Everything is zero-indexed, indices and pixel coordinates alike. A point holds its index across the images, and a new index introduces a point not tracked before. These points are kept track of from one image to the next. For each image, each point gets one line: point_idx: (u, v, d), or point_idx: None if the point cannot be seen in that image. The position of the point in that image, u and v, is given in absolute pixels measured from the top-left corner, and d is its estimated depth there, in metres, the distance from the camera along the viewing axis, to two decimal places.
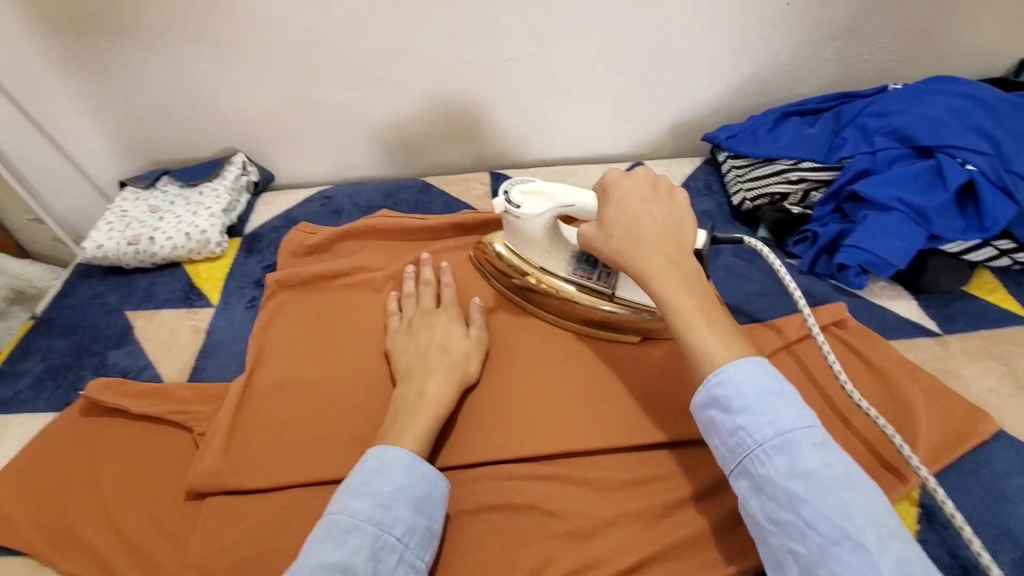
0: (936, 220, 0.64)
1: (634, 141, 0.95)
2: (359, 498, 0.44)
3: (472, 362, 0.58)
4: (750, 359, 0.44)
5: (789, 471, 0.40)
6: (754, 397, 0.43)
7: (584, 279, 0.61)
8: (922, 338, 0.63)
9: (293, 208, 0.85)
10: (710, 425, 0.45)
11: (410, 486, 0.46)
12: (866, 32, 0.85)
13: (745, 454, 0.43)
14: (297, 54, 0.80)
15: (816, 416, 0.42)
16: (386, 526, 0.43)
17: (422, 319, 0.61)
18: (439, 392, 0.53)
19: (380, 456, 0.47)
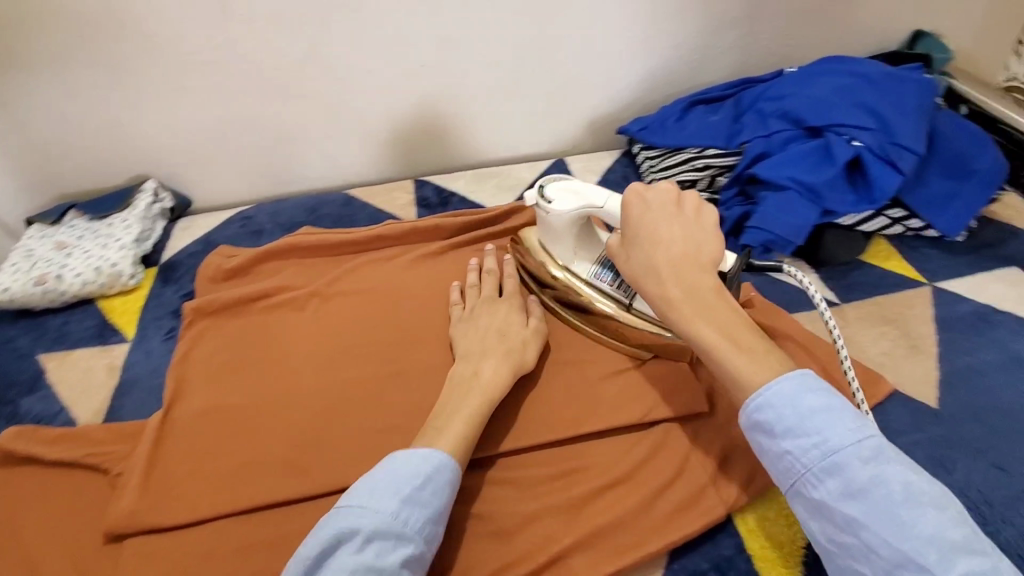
0: (828, 195, 0.67)
1: (556, 138, 0.96)
2: (408, 506, 0.43)
3: (529, 351, 0.57)
4: (788, 378, 0.44)
5: (843, 494, 0.40)
6: (798, 418, 0.42)
7: (606, 285, 0.59)
8: (821, 308, 0.66)
9: (212, 232, 0.83)
10: (758, 448, 0.45)
11: (446, 500, 0.46)
12: (762, 19, 0.89)
13: (797, 477, 0.43)
14: (200, 75, 0.79)
15: (868, 427, 0.41)
16: (428, 539, 0.43)
17: (484, 306, 0.61)
18: (493, 375, 0.54)
19: (444, 465, 0.46)
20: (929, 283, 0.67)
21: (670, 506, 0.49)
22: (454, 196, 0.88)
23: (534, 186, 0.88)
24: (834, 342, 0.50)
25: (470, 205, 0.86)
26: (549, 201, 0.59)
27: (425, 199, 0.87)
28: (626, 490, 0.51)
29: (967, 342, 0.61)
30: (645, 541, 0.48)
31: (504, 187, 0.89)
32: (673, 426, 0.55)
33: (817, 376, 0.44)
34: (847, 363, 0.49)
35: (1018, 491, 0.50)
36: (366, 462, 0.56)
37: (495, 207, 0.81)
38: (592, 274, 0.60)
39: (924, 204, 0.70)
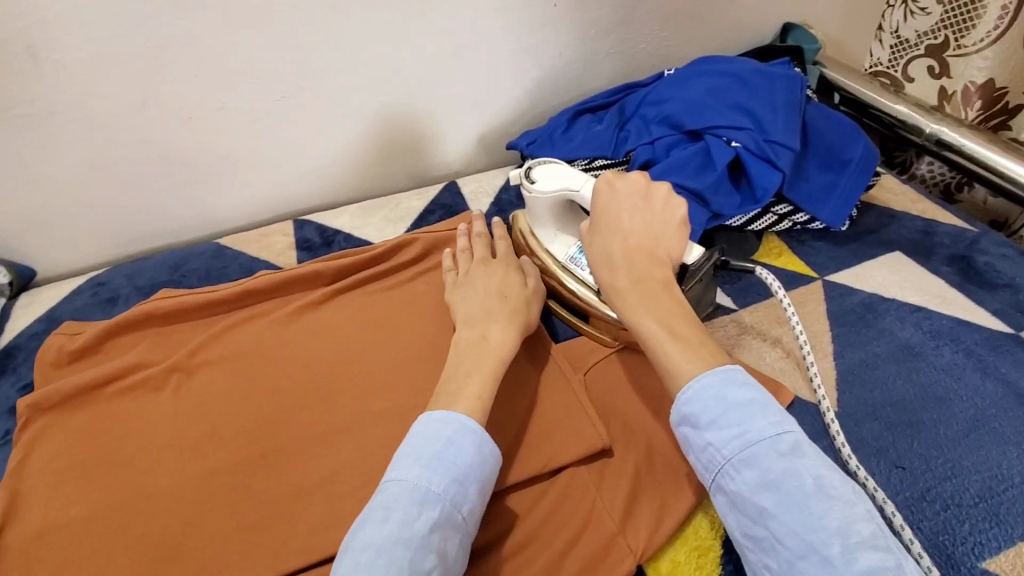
0: (714, 199, 0.66)
1: (447, 159, 0.91)
2: (432, 469, 0.43)
3: (530, 309, 0.60)
4: (714, 373, 0.45)
5: (758, 485, 0.42)
6: (721, 411, 0.44)
7: (578, 266, 0.63)
8: (720, 315, 0.64)
9: (57, 306, 0.73)
10: (684, 441, 0.47)
11: (478, 461, 0.45)
12: (637, 22, 0.88)
13: (717, 469, 0.44)
14: (12, 130, 0.68)
15: (787, 423, 0.43)
16: (457, 502, 0.43)
17: (480, 268, 0.63)
18: (501, 337, 0.54)
19: (466, 427, 0.46)
20: (819, 278, 0.67)
21: (575, 564, 0.46)
22: (339, 233, 0.81)
23: (425, 214, 0.83)
24: (793, 324, 0.56)
25: (356, 241, 0.80)
26: (533, 181, 0.64)
27: (306, 241, 0.80)
28: (529, 552, 0.47)
29: (860, 335, 0.61)
30: None
31: (393, 218, 0.83)
32: (576, 470, 0.51)
33: (746, 372, 0.46)
34: (801, 340, 0.56)
35: (920, 490, 0.49)
36: (240, 563, 0.49)
37: (383, 242, 0.75)
38: (571, 252, 0.65)
39: (807, 198, 0.70)
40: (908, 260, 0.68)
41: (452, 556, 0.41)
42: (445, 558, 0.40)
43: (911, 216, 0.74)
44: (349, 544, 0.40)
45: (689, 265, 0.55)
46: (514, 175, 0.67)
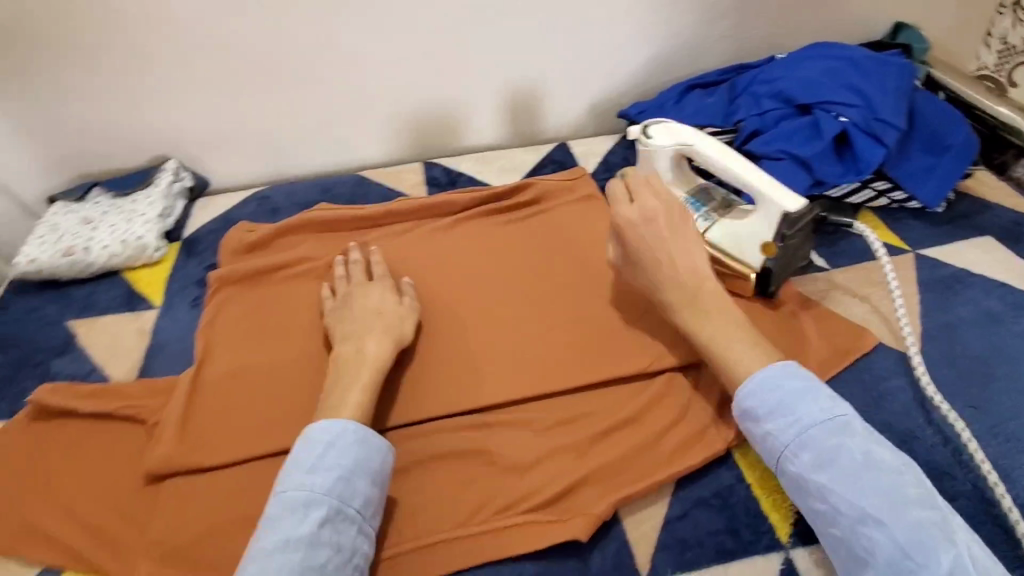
0: (819, 167, 0.73)
1: (559, 124, 1.01)
2: (321, 473, 0.46)
3: (407, 323, 0.61)
4: (769, 368, 0.50)
5: (816, 466, 0.46)
6: (777, 402, 0.49)
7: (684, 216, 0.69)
8: (813, 272, 0.70)
9: (231, 211, 0.87)
10: (747, 433, 0.51)
11: (365, 461, 0.48)
12: (751, 10, 0.94)
13: (778, 455, 0.48)
14: (219, 58, 0.82)
15: (838, 408, 0.47)
16: (346, 497, 0.46)
17: (358, 290, 0.63)
18: (378, 348, 0.56)
19: (352, 433, 0.49)
20: (911, 250, 0.72)
21: (677, 440, 0.53)
22: (462, 176, 0.91)
23: (538, 167, 0.92)
24: (888, 277, 0.62)
25: (477, 184, 0.90)
26: (648, 137, 0.71)
27: (434, 179, 0.91)
28: (632, 430, 0.55)
29: (946, 300, 0.65)
30: (650, 474, 0.51)
31: (510, 168, 0.93)
32: (674, 374, 0.59)
33: (797, 366, 0.51)
34: (895, 290, 0.61)
35: (989, 426, 0.55)
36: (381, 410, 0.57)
37: (499, 186, 0.83)
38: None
39: (907, 176, 0.75)
40: (999, 246, 0.72)
41: (349, 547, 0.45)
42: (338, 551, 0.44)
43: (1008, 206, 0.77)
44: (252, 548, 0.43)
45: (792, 213, 0.61)
46: (632, 130, 0.74)
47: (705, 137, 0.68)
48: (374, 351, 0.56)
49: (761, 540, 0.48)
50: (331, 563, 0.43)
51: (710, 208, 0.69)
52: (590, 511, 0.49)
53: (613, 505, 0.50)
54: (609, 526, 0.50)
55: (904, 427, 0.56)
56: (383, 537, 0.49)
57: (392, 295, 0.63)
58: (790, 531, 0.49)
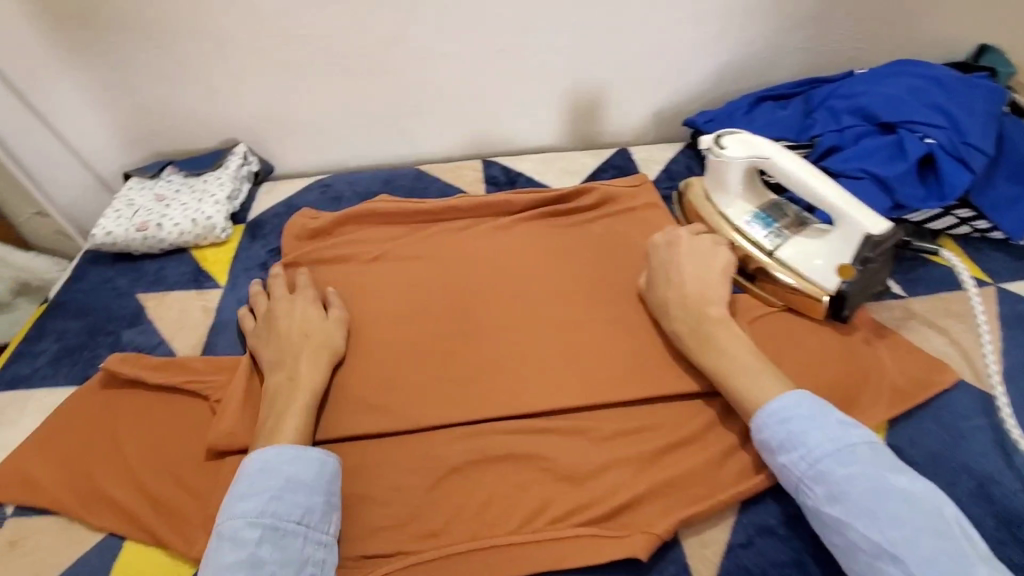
0: (900, 189, 0.69)
1: (620, 130, 1.00)
2: (253, 497, 0.46)
3: (337, 336, 0.61)
4: (778, 399, 0.50)
5: (830, 499, 0.45)
6: (787, 434, 0.48)
7: (754, 231, 0.67)
8: (889, 299, 0.67)
9: (294, 197, 0.89)
10: (765, 464, 0.51)
11: (296, 475, 0.47)
12: (831, 23, 0.91)
13: (795, 488, 0.48)
14: (293, 46, 0.83)
15: (849, 437, 0.46)
16: (282, 514, 0.45)
17: (280, 307, 0.62)
18: (309, 370, 0.57)
19: (277, 453, 0.48)
20: (995, 283, 0.68)
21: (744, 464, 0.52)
22: (522, 176, 0.91)
23: (599, 172, 0.91)
24: (977, 311, 0.59)
25: (536, 185, 0.90)
26: (722, 147, 0.69)
27: (493, 177, 0.91)
28: (695, 449, 0.53)
29: None
30: (714, 494, 0.50)
31: (569, 171, 0.92)
32: None
33: (808, 395, 0.50)
34: (983, 325, 0.58)
35: None
36: (442, 406, 0.57)
37: (559, 189, 0.82)
38: (745, 218, 0.69)
39: (992, 206, 0.71)
40: None
41: (298, 560, 0.44)
42: (284, 565, 0.43)
43: None
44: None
45: (874, 235, 0.59)
46: (705, 140, 0.72)
47: (782, 150, 0.65)
48: (307, 373, 0.56)
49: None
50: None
51: (783, 224, 0.67)
52: (650, 528, 0.48)
53: (674, 525, 0.48)
54: (667, 546, 0.49)
55: (984, 470, 0.53)
56: (437, 535, 0.49)
57: (316, 309, 0.62)
58: None
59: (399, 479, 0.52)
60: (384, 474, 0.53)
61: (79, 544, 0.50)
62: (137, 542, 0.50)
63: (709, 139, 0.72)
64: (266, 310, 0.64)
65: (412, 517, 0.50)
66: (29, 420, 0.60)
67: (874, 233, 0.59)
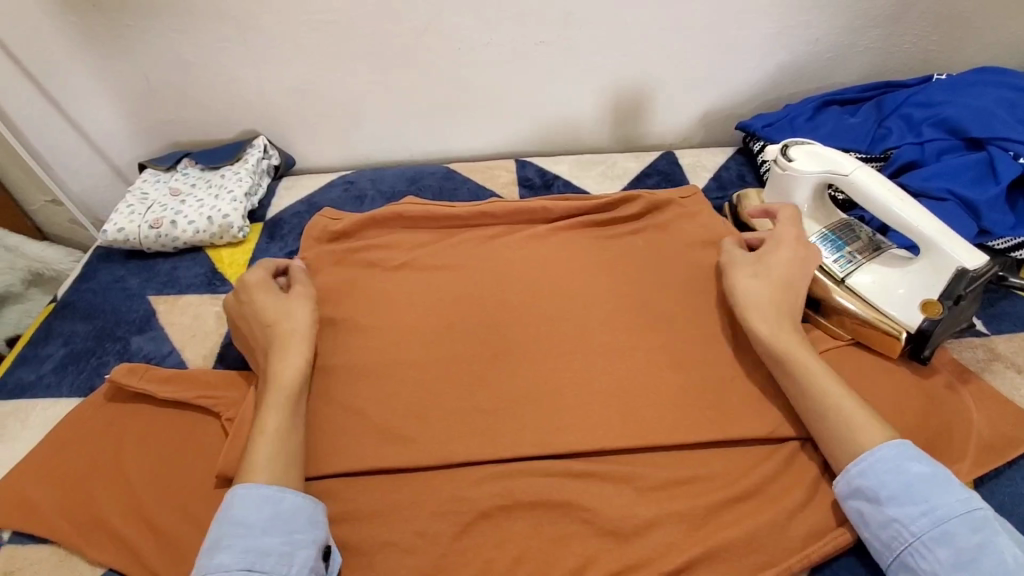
0: (988, 215, 0.62)
1: (663, 131, 0.93)
2: (208, 549, 0.42)
3: (297, 312, 0.56)
4: (890, 444, 0.45)
5: (956, 565, 0.39)
6: (902, 485, 0.43)
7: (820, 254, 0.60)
8: (969, 337, 0.60)
9: (315, 194, 0.83)
10: (858, 516, 0.45)
11: (247, 516, 0.43)
12: (908, 21, 0.83)
13: (903, 548, 0.42)
14: (321, 34, 0.77)
15: (974, 501, 0.42)
16: (231, 563, 0.41)
17: (242, 291, 0.58)
18: (281, 366, 0.52)
19: (230, 495, 0.44)
20: None
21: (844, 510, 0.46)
22: (558, 179, 0.85)
23: (641, 177, 0.84)
24: None
25: (573, 189, 0.83)
26: (790, 159, 0.62)
27: (526, 180, 0.85)
28: (756, 505, 0.47)
29: None
30: (778, 561, 0.44)
31: (609, 175, 0.85)
32: (805, 444, 0.51)
33: (919, 449, 0.46)
34: None
35: None
36: (472, 440, 0.52)
37: (601, 196, 0.75)
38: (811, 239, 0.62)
39: None
40: None
41: None
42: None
43: None
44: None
45: (969, 270, 0.52)
46: (770, 151, 0.66)
47: (860, 165, 0.58)
48: (286, 372, 0.52)
49: None
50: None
51: (854, 248, 0.60)
52: None
53: None
54: None
55: None
56: None
57: (285, 301, 0.57)
58: None
59: (425, 524, 0.47)
60: (408, 517, 0.48)
61: None
62: None
63: (777, 149, 0.65)
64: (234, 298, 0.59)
65: (438, 569, 0.45)
66: (30, 434, 0.56)
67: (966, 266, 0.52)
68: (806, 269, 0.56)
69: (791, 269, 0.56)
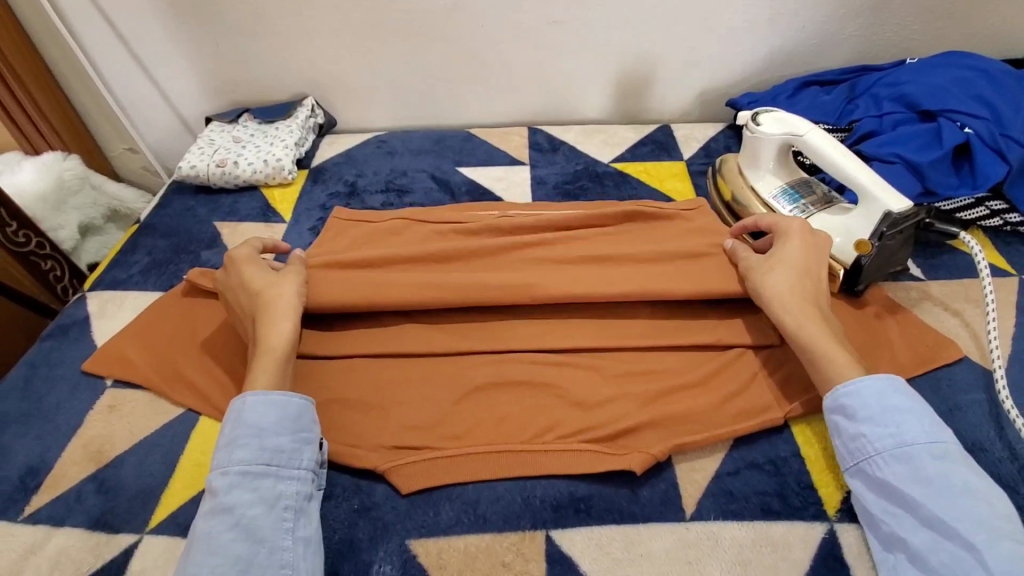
0: (931, 176, 0.71)
1: (664, 107, 1.03)
2: (225, 447, 0.50)
3: (284, 286, 0.59)
4: (877, 377, 0.51)
5: (908, 477, 0.46)
6: (879, 409, 0.49)
7: (778, 205, 0.72)
8: (906, 280, 0.69)
9: (353, 149, 0.96)
10: (833, 428, 0.51)
11: (260, 419, 0.50)
12: (889, 11, 0.92)
13: (865, 457, 0.49)
14: (365, 8, 0.90)
15: (941, 433, 0.48)
16: (251, 458, 0.49)
17: (240, 263, 0.62)
18: (273, 335, 0.56)
19: (242, 402, 0.52)
20: (1017, 275, 0.69)
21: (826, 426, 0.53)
22: (565, 144, 0.96)
23: (639, 144, 0.95)
24: (986, 290, 0.61)
25: (578, 152, 0.94)
26: (758, 124, 0.73)
27: (537, 144, 0.96)
28: (698, 391, 0.58)
29: None
30: (709, 429, 0.55)
31: (610, 142, 0.96)
32: (747, 351, 0.61)
33: (904, 385, 0.51)
34: (990, 304, 0.60)
35: None
36: (472, 334, 0.63)
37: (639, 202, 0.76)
38: (773, 193, 0.73)
39: None
40: None
41: (271, 497, 0.48)
42: (253, 505, 0.47)
43: None
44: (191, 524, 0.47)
45: (893, 212, 0.61)
46: (743, 117, 0.76)
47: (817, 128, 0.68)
48: (274, 333, 0.56)
49: (809, 509, 0.51)
50: (248, 517, 0.46)
51: (809, 201, 0.70)
52: (649, 450, 0.53)
53: (669, 449, 0.53)
54: (661, 468, 0.54)
55: (974, 438, 0.55)
56: (459, 439, 0.55)
57: (277, 272, 0.61)
58: (839, 507, 0.51)
59: (431, 391, 0.59)
60: (418, 386, 0.60)
61: (160, 414, 0.59)
62: (209, 417, 0.59)
63: (748, 115, 0.75)
64: (228, 267, 0.63)
65: (438, 422, 0.56)
66: (123, 314, 0.70)
67: (891, 211, 0.61)
68: (820, 255, 0.61)
69: (808, 260, 0.59)
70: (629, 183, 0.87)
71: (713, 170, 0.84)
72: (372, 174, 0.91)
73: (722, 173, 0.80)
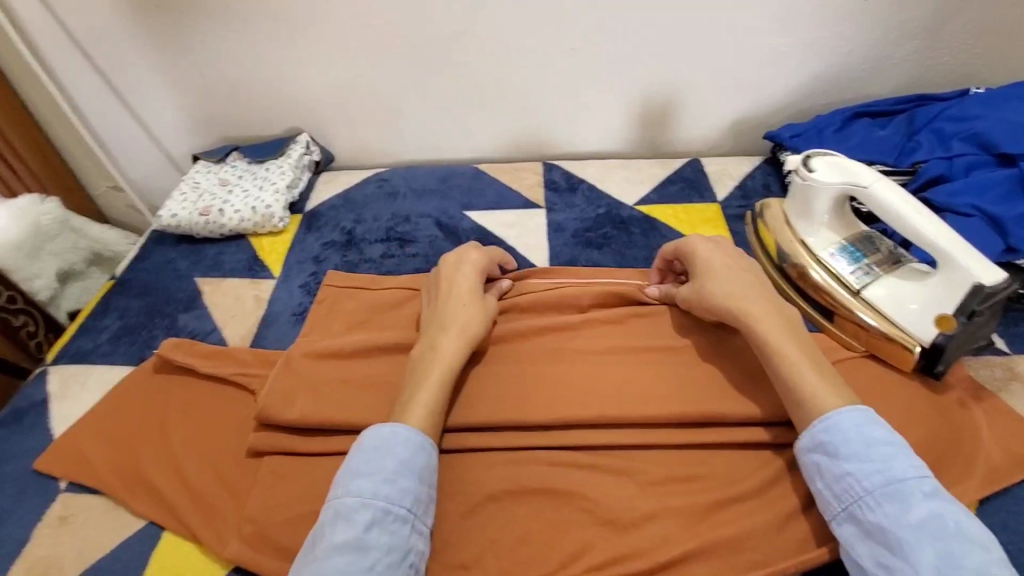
0: (1016, 232, 0.60)
1: (690, 139, 0.94)
2: (370, 476, 0.44)
3: (482, 322, 0.56)
4: (856, 408, 0.45)
5: (900, 518, 0.40)
6: (861, 443, 0.43)
7: (836, 264, 0.61)
8: (989, 355, 0.59)
9: (350, 189, 0.88)
10: (814, 470, 0.45)
11: (410, 459, 0.45)
12: (949, 33, 0.82)
13: (853, 500, 0.42)
14: (364, 37, 0.82)
15: (928, 470, 0.42)
16: (395, 499, 0.43)
17: (454, 267, 0.60)
18: (451, 349, 0.53)
19: (393, 432, 0.47)
20: None
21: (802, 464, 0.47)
22: (583, 182, 0.86)
23: (666, 182, 0.85)
24: None
25: (598, 192, 0.85)
26: (811, 170, 0.62)
27: (553, 182, 0.87)
28: (753, 507, 0.48)
29: None
30: (773, 561, 0.45)
31: (633, 180, 0.86)
32: None
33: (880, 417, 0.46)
34: None
35: None
36: (482, 428, 0.54)
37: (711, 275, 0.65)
38: (829, 250, 0.62)
39: None
40: None
41: (402, 548, 0.42)
42: (388, 552, 0.41)
43: None
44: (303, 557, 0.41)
45: (986, 287, 0.52)
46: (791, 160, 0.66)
47: (881, 177, 0.58)
48: (451, 349, 0.52)
49: None
50: (382, 565, 0.40)
51: (873, 260, 0.60)
52: None
53: None
54: None
55: None
56: (466, 568, 0.46)
57: (472, 288, 0.58)
58: None
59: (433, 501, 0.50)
60: None
61: (119, 528, 0.51)
62: (174, 533, 0.50)
63: (797, 158, 0.64)
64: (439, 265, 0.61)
65: (442, 545, 0.47)
66: (87, 395, 0.62)
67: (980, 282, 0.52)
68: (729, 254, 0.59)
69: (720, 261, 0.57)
70: (657, 231, 0.78)
71: (752, 214, 0.74)
72: (371, 219, 0.82)
73: (763, 219, 0.70)
